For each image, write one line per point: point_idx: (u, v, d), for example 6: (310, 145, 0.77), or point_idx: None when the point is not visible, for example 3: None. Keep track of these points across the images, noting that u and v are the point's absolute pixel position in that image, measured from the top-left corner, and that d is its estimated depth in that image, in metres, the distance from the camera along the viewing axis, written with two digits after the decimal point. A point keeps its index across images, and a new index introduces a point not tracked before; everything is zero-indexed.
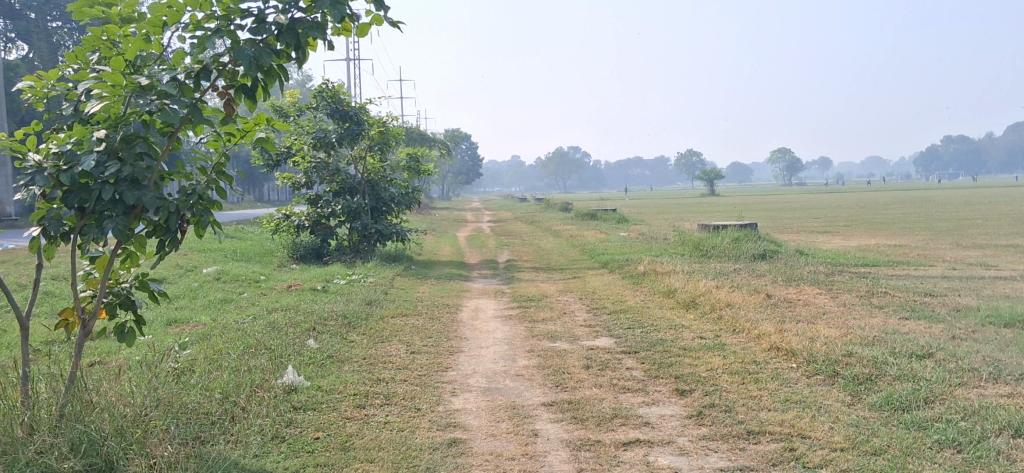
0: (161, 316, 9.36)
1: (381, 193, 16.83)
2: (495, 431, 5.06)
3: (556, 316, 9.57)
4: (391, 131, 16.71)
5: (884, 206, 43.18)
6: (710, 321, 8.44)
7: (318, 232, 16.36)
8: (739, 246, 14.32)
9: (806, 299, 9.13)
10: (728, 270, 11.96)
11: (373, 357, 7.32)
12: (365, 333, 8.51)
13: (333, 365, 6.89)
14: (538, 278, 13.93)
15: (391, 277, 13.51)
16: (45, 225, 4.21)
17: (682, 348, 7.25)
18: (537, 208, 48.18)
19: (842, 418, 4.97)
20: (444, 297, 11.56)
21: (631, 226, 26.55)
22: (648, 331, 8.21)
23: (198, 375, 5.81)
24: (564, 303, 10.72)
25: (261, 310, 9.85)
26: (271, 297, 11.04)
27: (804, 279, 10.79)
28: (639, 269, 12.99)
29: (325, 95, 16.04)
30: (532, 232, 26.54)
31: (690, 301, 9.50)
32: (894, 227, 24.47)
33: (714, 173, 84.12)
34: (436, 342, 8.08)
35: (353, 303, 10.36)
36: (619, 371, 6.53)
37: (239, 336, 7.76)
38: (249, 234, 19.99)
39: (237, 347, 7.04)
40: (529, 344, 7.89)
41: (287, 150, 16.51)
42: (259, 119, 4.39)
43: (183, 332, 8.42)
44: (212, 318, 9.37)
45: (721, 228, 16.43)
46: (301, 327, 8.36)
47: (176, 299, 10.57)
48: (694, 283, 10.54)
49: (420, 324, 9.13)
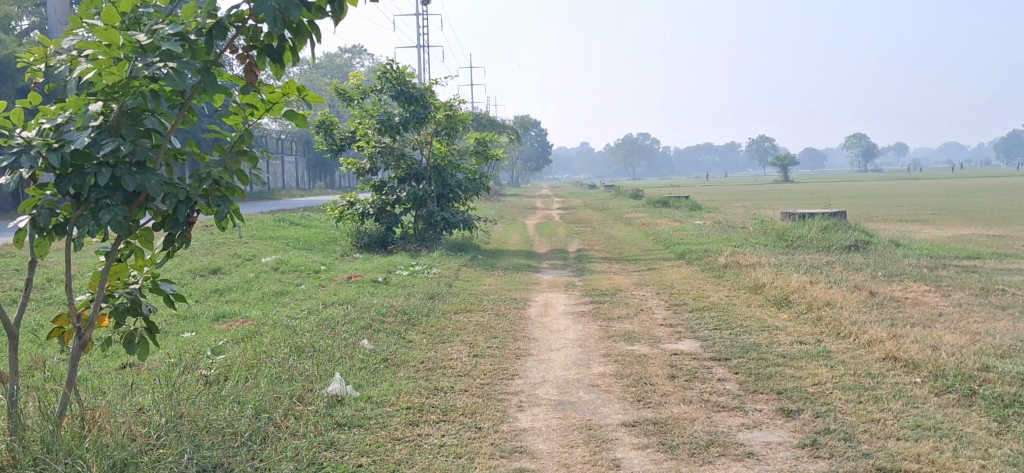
0: (209, 311, 8.77)
1: (447, 180, 16.14)
2: (568, 460, 4.28)
3: (633, 313, 8.73)
4: (458, 114, 15.88)
5: (969, 193, 41.38)
6: (808, 322, 7.53)
7: (383, 220, 15.69)
8: (828, 237, 13.30)
9: (915, 298, 8.16)
10: (820, 262, 10.97)
11: (432, 360, 6.60)
12: (424, 332, 7.78)
13: (386, 370, 6.19)
14: (610, 269, 13.07)
15: (457, 267, 12.81)
16: (35, 215, 3.52)
17: (781, 355, 6.36)
18: (607, 194, 47.15)
19: (993, 452, 4.09)
20: (511, 290, 10.81)
21: (706, 213, 25.49)
22: (737, 333, 7.33)
23: (232, 385, 5.13)
24: (641, 298, 9.87)
25: (316, 304, 9.19)
26: (329, 289, 10.41)
27: (906, 274, 9.78)
28: (720, 260, 12.06)
29: (389, 76, 15.28)
30: (602, 220, 25.66)
31: (782, 298, 8.59)
32: (987, 216, 23.05)
33: (789, 159, 82.02)
34: (502, 343, 7.32)
35: (413, 297, 9.63)
36: (711, 382, 5.70)
37: (288, 335, 7.08)
38: (313, 221, 19.55)
39: (282, 349, 6.36)
40: (604, 347, 7.08)
41: (351, 134, 15.92)
42: (288, 87, 3.62)
43: (230, 330, 7.81)
44: (263, 313, 8.75)
45: (807, 217, 15.39)
46: (355, 325, 7.67)
47: (228, 292, 9.98)
48: (785, 278, 9.60)
49: (484, 322, 8.38)
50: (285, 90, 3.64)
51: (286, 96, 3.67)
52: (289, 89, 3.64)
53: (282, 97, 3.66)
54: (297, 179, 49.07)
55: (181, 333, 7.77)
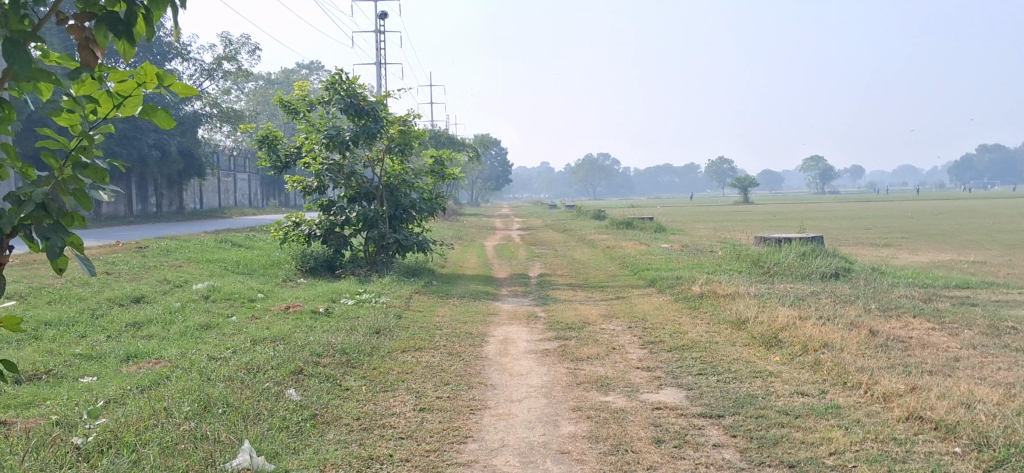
0: (120, 349, 7.63)
1: (400, 200, 15.07)
2: None
3: (603, 353, 7.73)
4: (413, 130, 14.82)
5: (934, 214, 41.12)
6: (805, 368, 6.57)
7: (330, 242, 14.61)
8: (806, 264, 12.45)
9: (920, 337, 7.25)
10: (804, 294, 10.07)
11: (372, 416, 5.56)
12: (365, 377, 6.72)
13: (313, 433, 5.14)
14: (576, 297, 12.08)
15: (409, 295, 11.74)
16: None
17: (783, 411, 5.39)
18: (567, 215, 46.32)
19: None
20: (466, 323, 9.78)
21: (670, 236, 24.66)
22: (726, 380, 6.36)
23: (108, 464, 4.05)
24: (611, 333, 8.87)
25: (244, 341, 8.08)
26: (263, 321, 9.31)
27: (902, 308, 8.89)
28: (694, 289, 11.12)
29: (338, 87, 14.16)
30: (564, 242, 24.72)
31: (772, 337, 7.64)
32: (958, 240, 22.46)
33: (748, 180, 81.93)
34: (454, 392, 6.28)
35: (357, 332, 8.54)
36: (705, 450, 4.71)
37: (201, 384, 5.99)
38: (257, 242, 18.36)
39: (186, 406, 5.27)
40: (573, 398, 6.07)
41: (297, 149, 14.75)
42: (146, 74, 2.59)
43: (136, 375, 6.68)
44: (181, 352, 7.61)
45: (782, 242, 14.56)
46: (284, 369, 6.58)
47: (147, 325, 8.84)
48: (771, 312, 8.67)
49: (435, 363, 7.33)
50: (140, 78, 2.60)
51: (142, 86, 2.63)
52: (145, 76, 2.60)
53: (136, 88, 2.64)
54: (250, 196, 47.63)
55: (80, 379, 6.63)
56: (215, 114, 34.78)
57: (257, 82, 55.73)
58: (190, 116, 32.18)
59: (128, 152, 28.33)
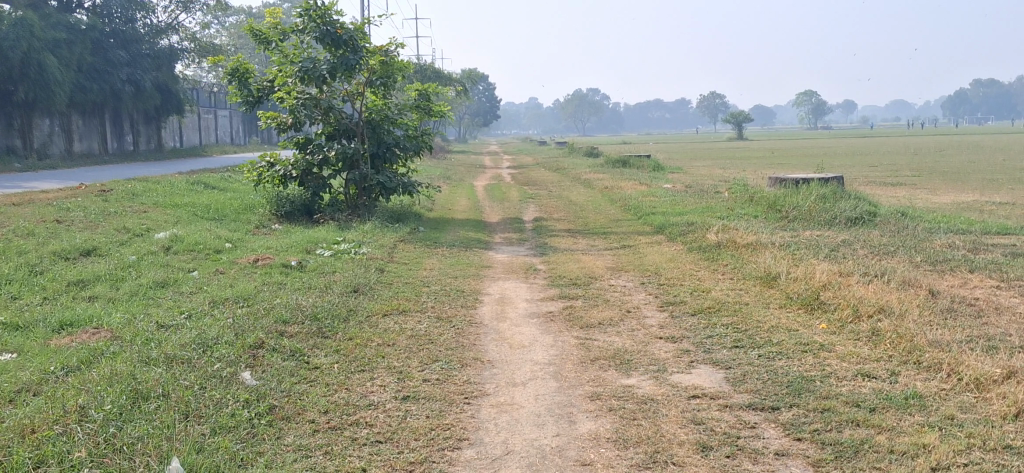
0: (54, 315, 6.53)
1: (384, 138, 13.83)
2: None
3: (618, 318, 6.65)
4: (396, 62, 13.51)
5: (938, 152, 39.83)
6: (862, 340, 5.52)
7: (308, 183, 13.46)
8: (829, 209, 11.32)
9: (991, 301, 6.18)
10: (836, 244, 8.97)
11: (343, 409, 4.50)
12: (338, 352, 5.64)
13: (267, 438, 4.06)
14: (576, 246, 11.01)
15: (393, 245, 10.63)
16: None
17: (853, 403, 4.34)
18: (559, 152, 44.96)
19: None
20: (457, 277, 8.70)
21: (669, 176, 23.44)
22: (772, 356, 5.31)
23: None
24: (622, 291, 7.79)
25: (200, 304, 6.96)
26: (229, 277, 8.23)
27: (953, 261, 7.80)
28: (709, 238, 10.01)
29: (313, 14, 12.85)
30: (557, 182, 23.51)
31: (814, 300, 6.56)
32: (974, 179, 21.37)
33: (741, 116, 80.32)
34: (445, 373, 5.21)
35: (333, 292, 7.45)
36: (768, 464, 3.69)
37: (135, 367, 4.89)
38: (234, 184, 17.18)
39: (109, 403, 4.19)
40: (589, 381, 4.99)
41: (271, 83, 13.46)
42: None
43: (63, 350, 5.57)
44: (125, 318, 6.51)
45: (797, 184, 13.43)
46: (240, 345, 5.49)
47: (93, 284, 7.73)
48: (806, 266, 7.58)
49: (422, 332, 6.26)
50: None
51: None
52: None
53: None
54: (232, 133, 46.16)
55: None
56: (193, 49, 33.18)
57: (240, 17, 53.82)
58: (166, 49, 30.54)
59: (100, 86, 26.88)
